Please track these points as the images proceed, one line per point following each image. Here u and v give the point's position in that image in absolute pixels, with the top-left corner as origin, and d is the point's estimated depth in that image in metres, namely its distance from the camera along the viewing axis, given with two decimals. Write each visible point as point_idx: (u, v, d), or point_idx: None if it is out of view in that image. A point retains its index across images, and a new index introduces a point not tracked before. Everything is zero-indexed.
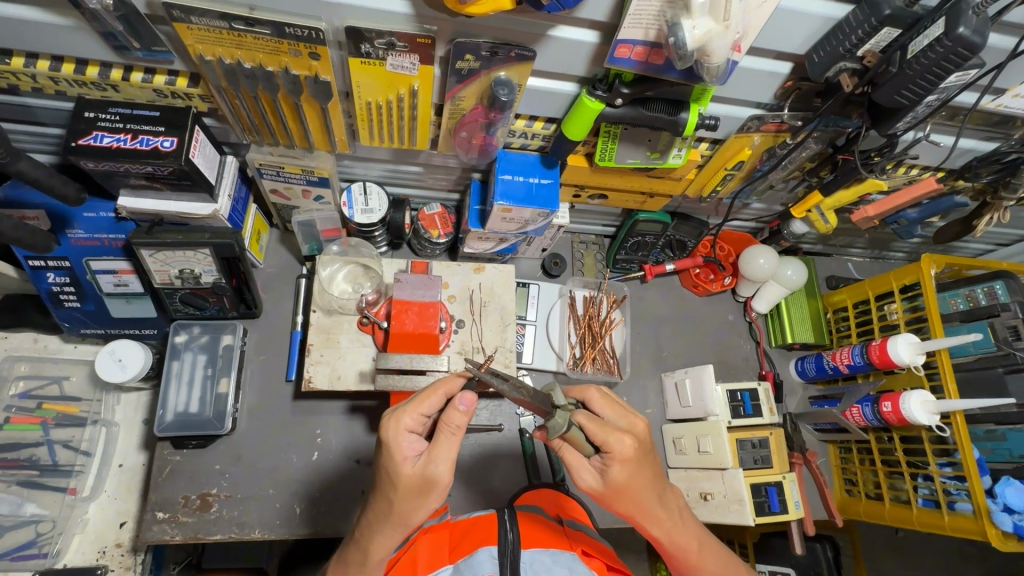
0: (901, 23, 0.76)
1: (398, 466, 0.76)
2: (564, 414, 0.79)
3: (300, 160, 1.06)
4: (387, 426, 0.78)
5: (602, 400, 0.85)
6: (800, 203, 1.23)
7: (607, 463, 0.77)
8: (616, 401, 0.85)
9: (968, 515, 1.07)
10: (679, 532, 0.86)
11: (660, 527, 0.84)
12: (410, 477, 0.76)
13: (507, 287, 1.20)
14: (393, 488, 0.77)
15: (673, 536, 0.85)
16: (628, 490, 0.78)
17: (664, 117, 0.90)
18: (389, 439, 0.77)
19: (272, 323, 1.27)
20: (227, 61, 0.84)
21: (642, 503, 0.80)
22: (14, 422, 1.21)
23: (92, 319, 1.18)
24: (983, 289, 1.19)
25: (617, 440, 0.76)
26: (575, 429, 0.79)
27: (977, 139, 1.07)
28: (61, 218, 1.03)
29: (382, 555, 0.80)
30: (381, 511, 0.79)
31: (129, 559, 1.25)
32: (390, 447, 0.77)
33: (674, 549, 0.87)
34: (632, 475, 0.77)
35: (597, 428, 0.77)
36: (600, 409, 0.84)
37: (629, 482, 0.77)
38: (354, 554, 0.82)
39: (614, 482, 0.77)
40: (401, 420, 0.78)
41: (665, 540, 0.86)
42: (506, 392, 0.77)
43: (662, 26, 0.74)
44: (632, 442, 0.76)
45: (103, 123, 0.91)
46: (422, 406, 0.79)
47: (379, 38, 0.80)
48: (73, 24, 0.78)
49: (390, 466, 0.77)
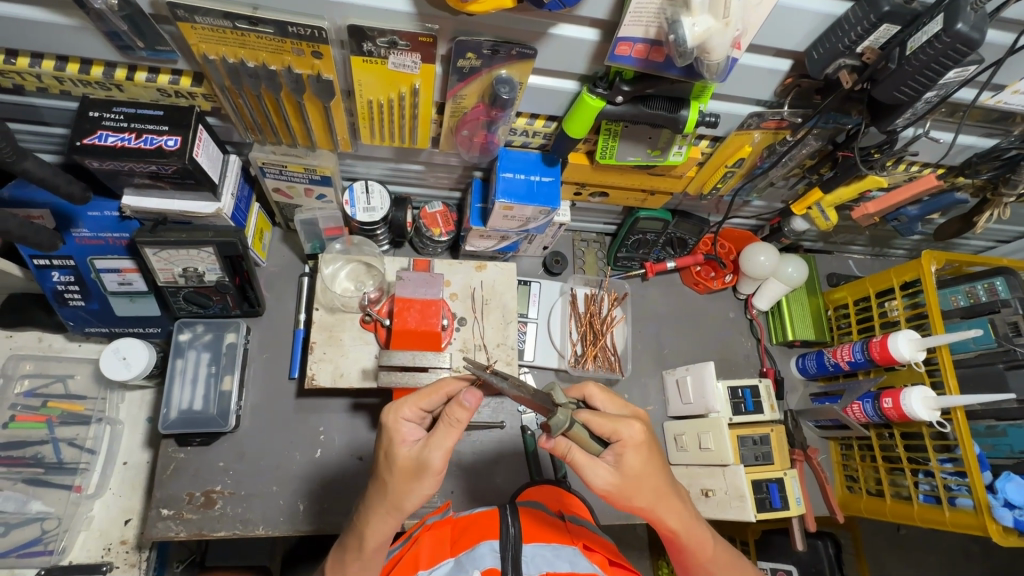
0: (899, 20, 0.77)
1: (395, 448, 0.78)
2: (565, 412, 0.78)
3: (302, 159, 1.07)
4: (388, 412, 0.81)
5: (602, 394, 0.88)
6: (801, 200, 1.24)
7: (620, 452, 0.78)
8: (615, 397, 0.89)
9: (969, 511, 1.07)
10: (692, 523, 0.86)
11: (675, 517, 0.83)
12: (404, 460, 0.77)
13: (509, 285, 1.20)
14: (389, 470, 0.78)
15: (688, 527, 0.85)
16: (644, 479, 0.79)
17: (665, 115, 0.90)
18: (389, 422, 0.80)
19: (274, 321, 1.27)
20: (230, 60, 0.84)
21: (657, 492, 0.80)
22: (19, 420, 1.22)
23: (96, 318, 1.19)
24: (984, 286, 1.20)
25: (626, 426, 0.79)
26: (577, 426, 0.79)
27: (977, 136, 1.07)
28: (65, 218, 1.04)
29: (372, 541, 0.80)
30: (376, 495, 0.80)
31: (134, 557, 1.25)
32: (390, 431, 0.79)
33: (689, 543, 0.86)
34: (645, 461, 0.79)
35: (602, 418, 0.79)
36: (601, 404, 0.88)
37: (644, 470, 0.79)
38: (350, 541, 0.83)
39: (630, 471, 0.78)
40: (400, 411, 0.80)
41: (683, 532, 0.85)
42: (504, 390, 0.76)
43: (662, 23, 0.75)
44: (640, 427, 0.79)
45: (108, 123, 0.91)
46: (425, 400, 0.81)
47: (381, 37, 0.80)
48: (79, 24, 0.79)
49: (388, 450, 0.79)
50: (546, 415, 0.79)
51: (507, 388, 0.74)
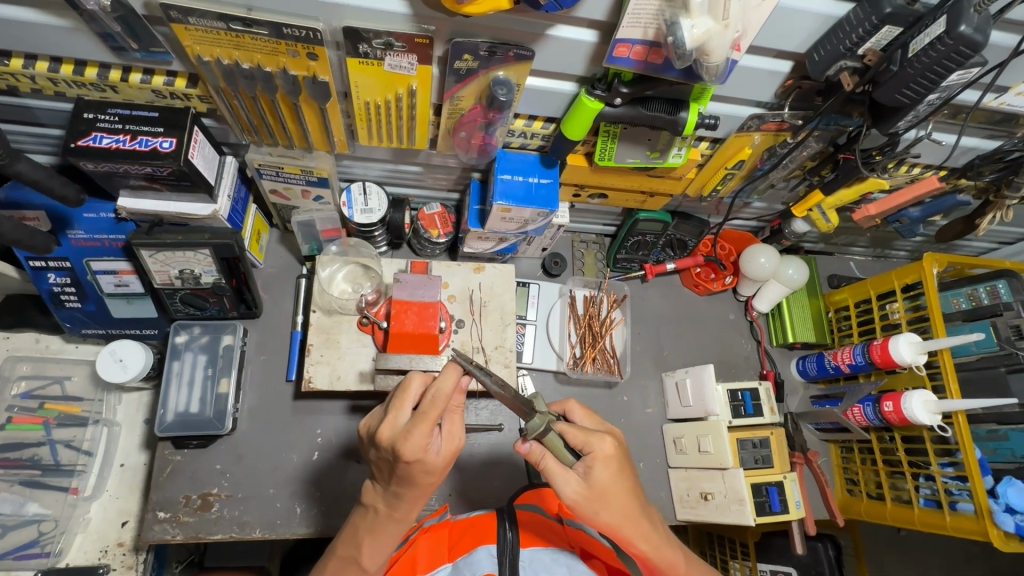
0: (901, 21, 0.76)
1: (437, 462, 0.76)
2: (542, 417, 0.78)
3: (299, 161, 1.06)
4: (411, 449, 0.73)
5: (581, 411, 0.90)
6: (801, 202, 1.23)
7: (591, 466, 0.78)
8: (593, 414, 0.90)
9: (970, 515, 1.07)
10: (663, 544, 0.85)
11: (643, 539, 0.82)
12: (444, 463, 0.78)
13: (507, 287, 1.20)
14: (432, 476, 0.78)
15: (657, 548, 0.84)
16: (611, 494, 0.78)
17: (664, 117, 0.89)
18: (422, 456, 0.74)
19: (272, 323, 1.27)
20: (225, 61, 0.83)
21: (625, 510, 0.80)
22: (16, 422, 1.22)
23: (93, 319, 1.18)
24: (986, 289, 1.18)
25: (598, 440, 0.79)
26: (552, 434, 0.78)
27: (980, 137, 1.06)
28: (61, 219, 1.03)
29: (416, 512, 0.84)
30: (418, 493, 0.80)
31: (131, 559, 1.25)
32: (424, 457, 0.74)
33: (660, 565, 0.84)
34: (614, 476, 0.79)
35: (575, 431, 0.80)
36: (579, 419, 0.89)
37: (613, 485, 0.78)
38: (390, 526, 0.83)
39: (598, 484, 0.78)
40: (422, 438, 0.74)
41: (651, 553, 0.83)
42: (487, 385, 0.78)
43: (661, 25, 0.74)
44: (612, 442, 0.80)
45: (103, 124, 0.91)
46: (435, 416, 0.75)
47: (377, 38, 0.79)
48: (72, 26, 0.78)
49: (426, 469, 0.76)
50: (523, 418, 0.79)
51: (495, 386, 0.76)
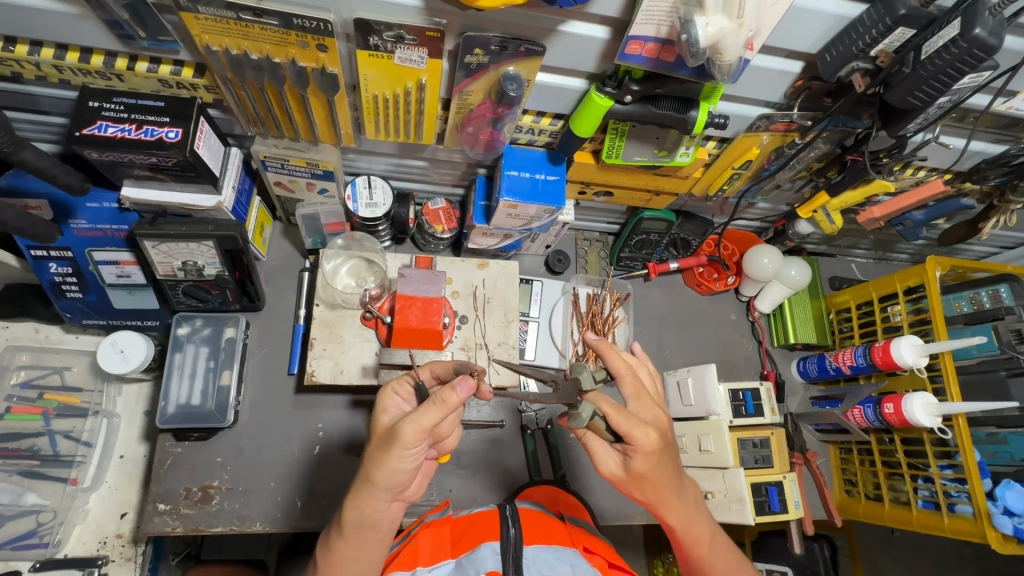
0: (915, 23, 0.75)
1: (380, 417, 0.83)
2: (588, 407, 0.81)
3: (305, 154, 1.05)
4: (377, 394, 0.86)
5: (632, 388, 0.84)
6: (807, 203, 1.22)
7: (630, 453, 0.81)
8: (643, 392, 0.85)
9: (968, 518, 1.08)
10: (693, 521, 0.88)
11: (674, 515, 0.87)
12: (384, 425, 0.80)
13: (510, 283, 1.19)
14: (372, 441, 0.80)
15: (688, 525, 0.88)
16: (648, 479, 0.82)
17: (674, 115, 0.89)
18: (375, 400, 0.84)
19: (274, 317, 1.26)
20: (233, 51, 0.83)
21: (660, 492, 0.85)
22: (14, 412, 1.20)
23: (93, 310, 1.18)
24: (988, 293, 1.19)
25: (639, 434, 0.78)
26: (598, 419, 0.82)
27: (987, 141, 1.06)
28: (64, 209, 1.03)
29: (355, 515, 0.79)
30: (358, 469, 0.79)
31: (129, 550, 1.24)
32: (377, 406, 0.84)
33: (685, 540, 0.89)
34: (653, 466, 0.81)
35: (620, 418, 0.78)
36: (628, 392, 0.85)
37: (651, 472, 0.81)
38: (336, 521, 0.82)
39: (637, 470, 0.82)
40: (387, 386, 0.86)
41: (680, 529, 0.88)
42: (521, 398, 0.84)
43: (675, 22, 0.73)
44: (654, 436, 0.78)
45: (107, 113, 0.90)
46: (407, 381, 0.86)
47: (388, 31, 0.79)
48: (79, 12, 0.77)
49: (374, 423, 0.82)
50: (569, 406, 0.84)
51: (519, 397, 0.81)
